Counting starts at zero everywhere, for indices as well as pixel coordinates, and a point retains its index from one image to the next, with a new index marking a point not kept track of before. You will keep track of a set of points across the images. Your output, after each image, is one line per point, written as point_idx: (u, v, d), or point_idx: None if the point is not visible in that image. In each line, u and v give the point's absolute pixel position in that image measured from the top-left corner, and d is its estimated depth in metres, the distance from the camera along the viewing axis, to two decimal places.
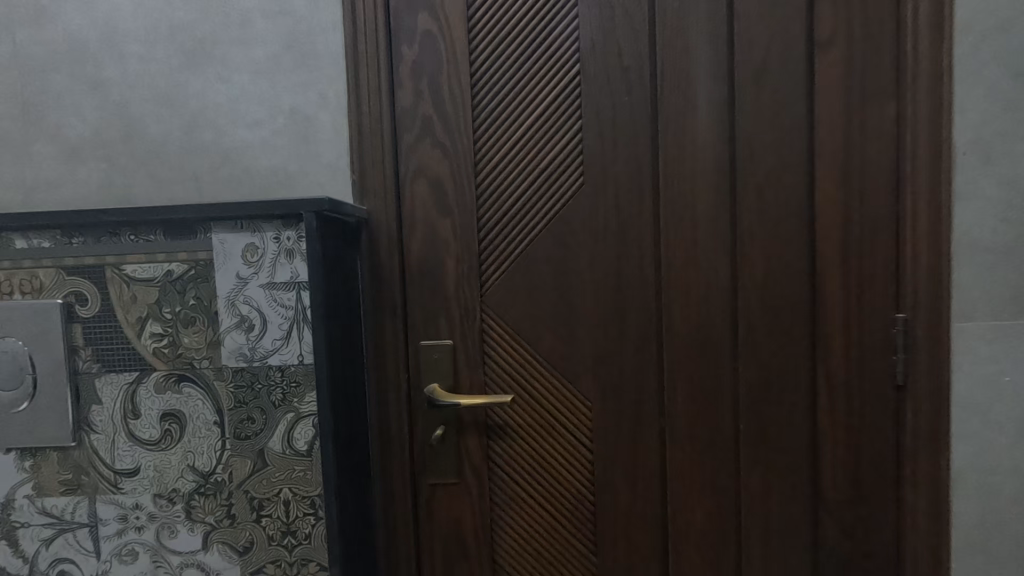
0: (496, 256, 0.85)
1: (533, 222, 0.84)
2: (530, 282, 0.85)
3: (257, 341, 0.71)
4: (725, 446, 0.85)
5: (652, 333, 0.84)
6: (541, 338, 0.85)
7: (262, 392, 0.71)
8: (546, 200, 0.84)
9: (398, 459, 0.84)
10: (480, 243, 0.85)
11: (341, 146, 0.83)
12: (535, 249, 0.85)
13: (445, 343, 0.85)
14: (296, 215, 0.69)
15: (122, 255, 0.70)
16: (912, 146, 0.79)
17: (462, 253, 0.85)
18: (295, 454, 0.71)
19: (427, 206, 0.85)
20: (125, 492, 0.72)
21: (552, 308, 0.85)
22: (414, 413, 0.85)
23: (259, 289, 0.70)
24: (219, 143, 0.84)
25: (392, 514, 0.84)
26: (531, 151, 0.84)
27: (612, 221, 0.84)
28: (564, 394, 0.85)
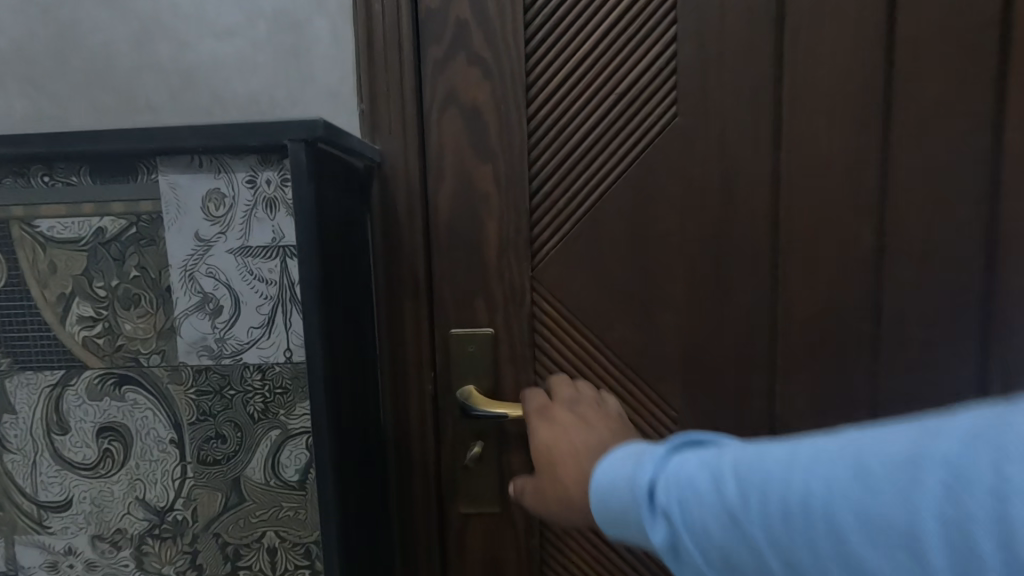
0: (553, 216, 0.63)
1: (605, 168, 0.62)
2: (598, 251, 0.63)
3: (226, 329, 0.50)
4: None
5: (763, 322, 0.62)
6: (611, 325, 0.64)
7: (235, 401, 0.51)
8: (622, 140, 0.62)
9: (421, 482, 0.64)
10: (533, 198, 0.63)
11: (345, 64, 0.61)
12: (606, 206, 0.62)
13: (484, 332, 0.64)
14: (278, 149, 0.48)
15: (33, 206, 0.49)
16: None
17: (508, 211, 0.63)
18: (282, 487, 0.51)
19: (461, 147, 0.63)
20: (54, 532, 0.53)
21: (628, 287, 0.63)
22: (443, 423, 0.65)
23: (227, 256, 0.49)
24: (180, 60, 0.62)
25: (413, 553, 0.65)
26: (605, 70, 0.61)
27: (714, 168, 0.61)
28: (640, 399, 0.64)
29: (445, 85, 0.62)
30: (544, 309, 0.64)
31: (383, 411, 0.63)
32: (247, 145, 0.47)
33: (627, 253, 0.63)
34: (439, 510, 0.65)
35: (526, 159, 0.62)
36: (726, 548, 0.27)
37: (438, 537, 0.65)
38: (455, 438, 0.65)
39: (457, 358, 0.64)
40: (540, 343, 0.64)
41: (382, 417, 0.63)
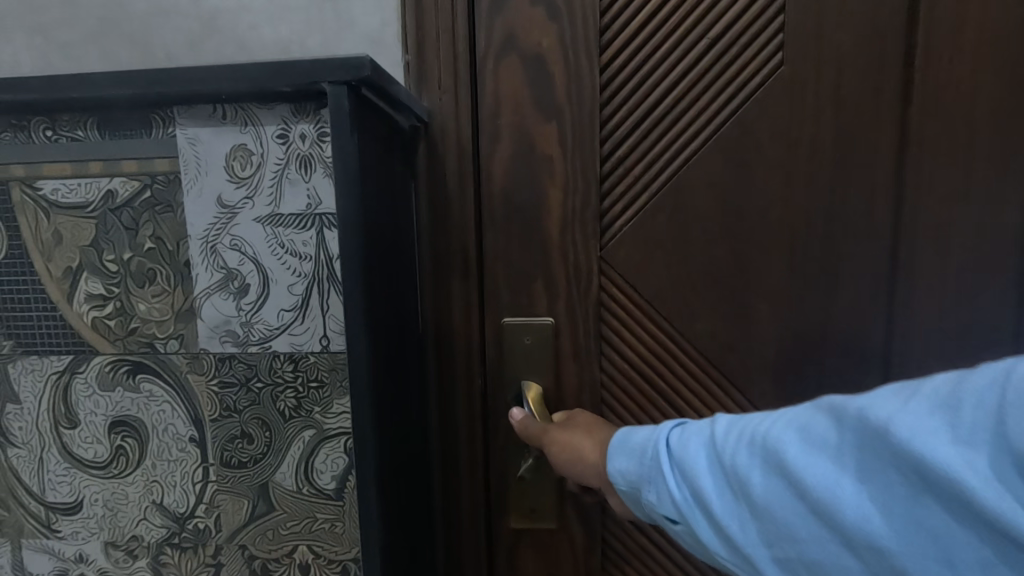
0: (629, 185, 0.54)
1: (692, 129, 0.53)
2: (679, 227, 0.54)
3: (252, 312, 0.43)
4: None
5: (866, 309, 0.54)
6: (692, 316, 0.56)
7: (263, 396, 0.44)
8: (714, 96, 0.53)
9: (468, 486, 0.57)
10: (605, 164, 0.54)
11: (388, 5, 0.52)
12: (691, 181, 0.54)
13: (542, 322, 0.56)
14: (315, 95, 0.40)
15: (34, 165, 0.42)
16: None
17: (575, 181, 0.54)
18: (316, 496, 0.44)
19: (519, 103, 0.54)
20: (63, 537, 0.47)
21: (713, 270, 0.55)
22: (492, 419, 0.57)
23: (254, 225, 0.42)
24: (201, 4, 0.54)
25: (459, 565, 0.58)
26: (696, 11, 0.52)
27: (818, 131, 0.52)
28: (723, 400, 0.56)
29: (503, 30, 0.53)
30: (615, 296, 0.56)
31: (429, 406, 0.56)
32: (276, 91, 0.39)
33: (713, 232, 0.54)
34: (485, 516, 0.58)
35: (598, 121, 0.54)
36: (721, 478, 0.32)
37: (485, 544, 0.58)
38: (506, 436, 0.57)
39: (509, 353, 0.56)
40: (609, 336, 0.56)
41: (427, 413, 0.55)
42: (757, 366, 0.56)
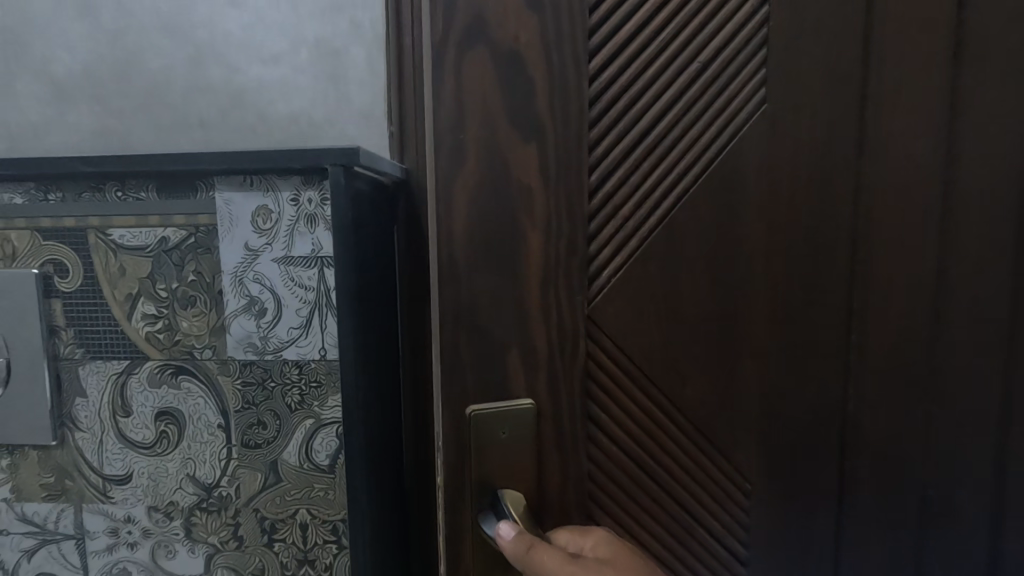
0: (616, 233, 0.55)
1: (677, 179, 0.56)
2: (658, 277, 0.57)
3: (269, 329, 0.57)
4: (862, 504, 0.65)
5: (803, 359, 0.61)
6: (670, 364, 0.58)
7: (275, 392, 0.57)
8: (696, 149, 0.56)
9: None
10: (594, 209, 0.54)
11: (377, 89, 0.68)
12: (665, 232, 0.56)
13: (520, 406, 0.55)
14: (319, 171, 0.54)
15: (107, 217, 0.56)
16: None
17: (559, 226, 0.53)
18: (315, 470, 0.58)
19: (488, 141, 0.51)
20: (115, 501, 0.60)
21: (687, 319, 0.58)
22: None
23: (272, 264, 0.56)
24: (229, 83, 0.69)
25: (428, 519, 0.76)
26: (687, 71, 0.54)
27: (762, 179, 0.58)
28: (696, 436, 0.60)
29: (476, 41, 0.49)
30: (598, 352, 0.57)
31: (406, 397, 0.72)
32: (292, 168, 0.53)
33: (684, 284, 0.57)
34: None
35: (584, 164, 0.53)
36: None
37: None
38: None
39: (485, 442, 0.54)
40: (588, 391, 0.57)
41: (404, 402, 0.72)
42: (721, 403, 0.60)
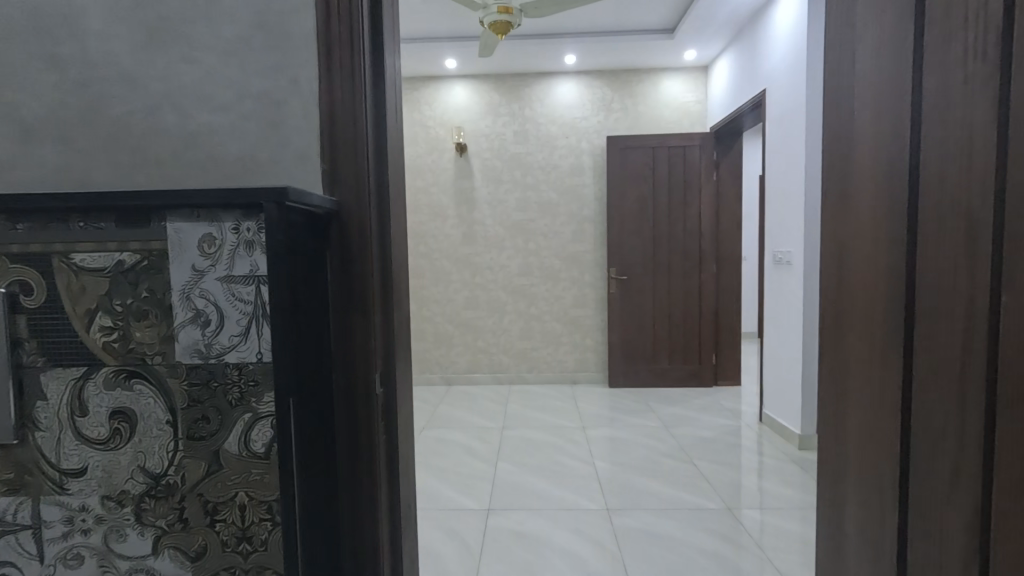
0: (870, 189, 0.79)
1: (874, 137, 0.78)
2: (868, 215, 0.80)
3: (213, 337, 0.67)
4: (869, 402, 0.81)
5: (885, 266, 0.76)
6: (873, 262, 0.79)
7: (217, 391, 0.67)
8: (878, 117, 0.77)
9: (363, 449, 0.84)
10: (869, 178, 0.79)
11: (311, 133, 0.80)
12: (843, 255, 0.86)
13: None
14: (257, 206, 0.65)
15: (71, 243, 0.66)
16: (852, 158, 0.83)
17: (870, 183, 0.79)
18: (253, 457, 0.68)
19: (868, 133, 0.79)
20: (71, 493, 0.68)
21: (864, 235, 0.81)
22: (379, 401, 0.85)
23: (216, 282, 0.66)
24: (184, 127, 0.80)
25: (358, 509, 0.84)
26: (872, 84, 0.78)
27: (884, 131, 0.75)
28: (867, 384, 0.81)
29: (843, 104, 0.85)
30: (985, 313, 0.61)
31: (336, 392, 0.83)
32: (231, 203, 0.64)
33: (870, 255, 0.80)
34: (372, 470, 0.84)
35: (862, 144, 0.80)
36: None
37: (376, 490, 0.85)
38: (387, 408, 0.88)
39: None
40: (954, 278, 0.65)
41: (335, 397, 0.83)
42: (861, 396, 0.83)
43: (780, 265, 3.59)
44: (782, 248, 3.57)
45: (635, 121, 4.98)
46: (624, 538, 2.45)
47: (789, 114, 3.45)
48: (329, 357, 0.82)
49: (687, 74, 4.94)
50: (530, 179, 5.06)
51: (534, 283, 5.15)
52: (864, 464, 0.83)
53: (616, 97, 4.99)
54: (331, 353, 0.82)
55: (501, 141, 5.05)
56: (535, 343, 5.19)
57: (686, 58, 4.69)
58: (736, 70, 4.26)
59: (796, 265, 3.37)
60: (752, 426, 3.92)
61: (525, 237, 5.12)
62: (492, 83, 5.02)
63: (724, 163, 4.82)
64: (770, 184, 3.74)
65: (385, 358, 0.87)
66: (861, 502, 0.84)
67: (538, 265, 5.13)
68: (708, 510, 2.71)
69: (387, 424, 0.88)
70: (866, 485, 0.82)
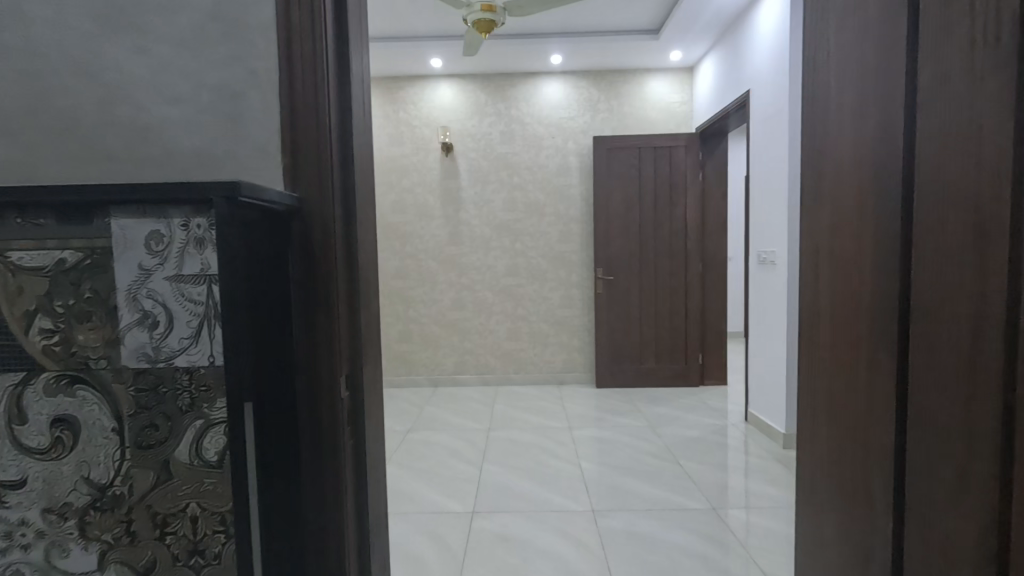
0: (851, 182, 0.77)
1: (855, 129, 0.76)
2: (849, 208, 0.78)
3: (161, 340, 0.63)
4: (854, 399, 0.78)
5: (868, 259, 0.74)
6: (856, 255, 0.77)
7: (166, 397, 0.64)
8: (860, 108, 0.75)
9: (328, 455, 0.80)
10: (849, 171, 0.77)
11: (271, 127, 0.76)
12: (821, 252, 0.85)
13: None
14: (206, 202, 0.62)
15: (7, 241, 0.62)
16: (831, 153, 0.82)
17: (851, 176, 0.77)
18: (204, 466, 0.64)
19: (848, 126, 0.77)
20: (10, 506, 0.64)
21: (845, 229, 0.79)
22: (344, 406, 0.82)
23: (164, 282, 0.63)
24: (136, 120, 0.76)
25: (324, 518, 0.81)
26: (855, 76, 0.76)
27: (866, 122, 0.73)
28: (851, 381, 0.79)
29: (822, 99, 0.84)
30: (976, 303, 0.58)
31: (298, 396, 0.79)
32: (178, 199, 0.60)
33: (852, 249, 0.77)
34: (338, 476, 0.81)
35: (843, 137, 0.78)
36: None
37: (343, 498, 0.81)
38: (353, 413, 0.84)
39: None
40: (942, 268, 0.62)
41: (297, 401, 0.79)
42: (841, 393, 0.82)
43: (765, 264, 3.61)
44: (766, 247, 3.59)
45: (621, 121, 4.98)
46: (610, 540, 2.43)
47: (774, 114, 3.46)
48: (291, 360, 0.79)
49: (673, 75, 4.95)
50: (516, 179, 5.03)
51: (521, 283, 5.13)
52: (847, 463, 0.80)
53: (603, 97, 4.99)
54: (294, 356, 0.79)
55: (488, 141, 5.02)
56: (522, 343, 5.16)
57: (672, 59, 4.70)
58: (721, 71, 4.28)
59: (781, 264, 3.39)
60: (737, 426, 3.93)
61: (512, 237, 5.09)
62: (479, 83, 4.99)
63: (709, 163, 4.84)
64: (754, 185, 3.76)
65: (350, 361, 0.83)
66: (843, 501, 0.82)
67: (525, 265, 5.11)
68: (693, 511, 2.71)
69: (353, 429, 0.85)
70: (848, 485, 0.80)
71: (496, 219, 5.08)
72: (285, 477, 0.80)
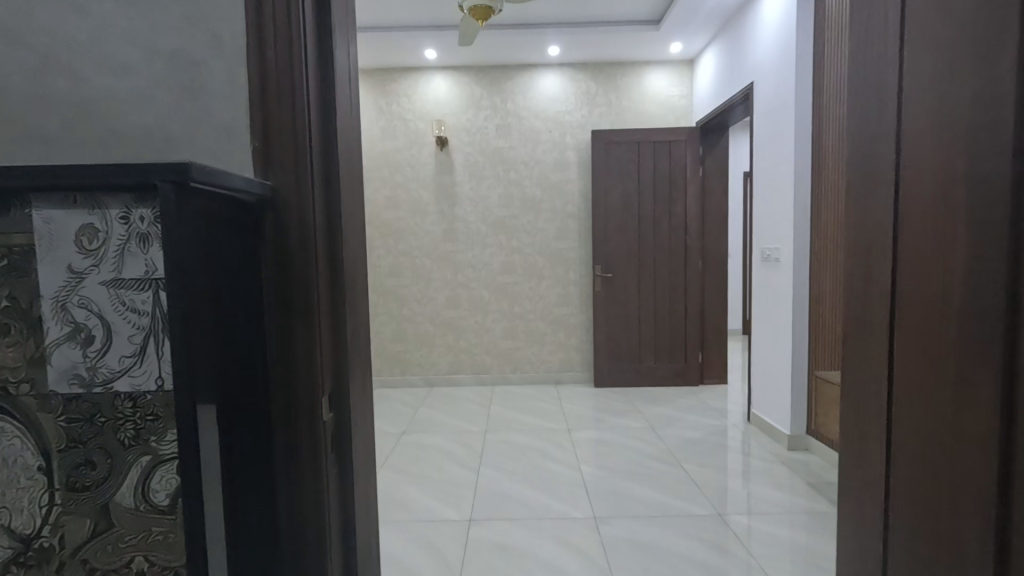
0: (906, 164, 0.66)
1: (913, 101, 0.64)
2: (904, 194, 0.66)
3: (97, 359, 0.52)
4: (907, 417, 0.67)
5: (931, 253, 0.62)
6: (913, 249, 0.65)
7: (105, 428, 0.52)
8: (919, 76, 0.63)
9: (308, 486, 0.69)
10: (904, 150, 0.66)
11: (237, 102, 0.65)
12: (867, 252, 0.74)
13: None
14: (152, 189, 0.50)
15: None
16: (879, 132, 0.70)
17: (908, 157, 0.65)
18: (153, 511, 0.53)
19: (903, 99, 0.66)
20: None
21: (898, 219, 0.67)
22: (327, 428, 0.70)
23: (100, 287, 0.51)
24: (75, 93, 0.64)
25: (303, 559, 0.69)
26: (910, 40, 0.65)
27: (929, 91, 0.62)
28: (905, 396, 0.67)
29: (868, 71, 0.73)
30: None
31: (271, 420, 0.68)
32: (115, 184, 0.49)
33: (909, 241, 0.66)
34: (318, 510, 0.69)
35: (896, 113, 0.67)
36: None
37: (325, 535, 0.70)
38: (337, 435, 0.73)
39: None
40: None
41: (270, 425, 0.68)
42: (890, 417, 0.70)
43: (768, 262, 3.52)
44: (770, 244, 3.50)
45: (620, 116, 4.87)
46: (613, 549, 2.33)
47: (778, 107, 3.36)
48: (263, 378, 0.67)
49: (672, 68, 4.85)
50: (512, 175, 4.91)
51: (518, 281, 5.02)
52: (898, 490, 0.69)
53: (601, 91, 4.88)
54: (266, 373, 0.67)
55: (483, 135, 4.89)
56: (518, 342, 5.06)
57: (672, 51, 4.59)
58: (722, 63, 4.17)
59: (785, 262, 3.30)
60: (739, 426, 3.84)
61: (508, 234, 4.98)
62: (474, 76, 4.86)
63: (709, 158, 4.74)
64: (757, 180, 3.66)
65: (333, 378, 0.72)
66: (892, 534, 0.71)
67: (522, 263, 4.99)
68: (698, 517, 2.61)
69: (338, 456, 0.73)
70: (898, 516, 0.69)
71: (491, 215, 4.96)
72: (257, 514, 0.68)
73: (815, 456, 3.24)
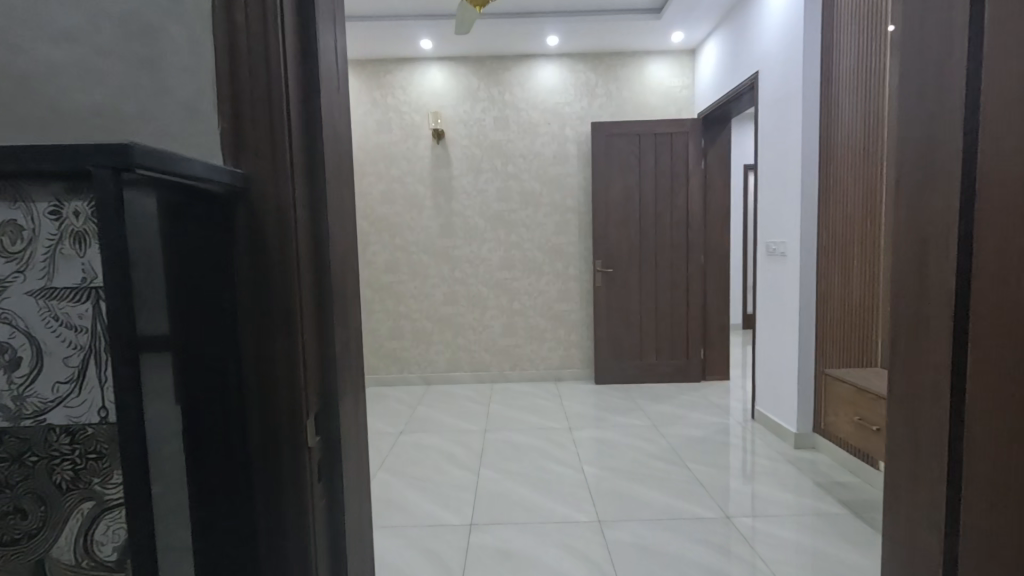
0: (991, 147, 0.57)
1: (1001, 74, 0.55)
2: (987, 182, 0.57)
3: (24, 386, 0.42)
4: (984, 438, 0.59)
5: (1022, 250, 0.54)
6: (998, 246, 0.56)
7: (37, 470, 0.43)
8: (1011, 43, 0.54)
9: (291, 524, 0.59)
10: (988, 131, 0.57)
11: (202, 76, 0.55)
12: (935, 248, 0.65)
13: None
14: (86, 177, 0.41)
15: None
16: (953, 111, 0.62)
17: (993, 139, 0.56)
18: (98, 567, 0.44)
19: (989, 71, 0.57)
20: None
21: (979, 211, 0.58)
22: (313, 455, 0.60)
23: (26, 299, 0.42)
24: (9, 66, 0.54)
25: None
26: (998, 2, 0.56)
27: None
28: (984, 414, 0.59)
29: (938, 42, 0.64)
30: None
31: (249, 448, 0.58)
32: (39, 172, 0.39)
33: (993, 236, 0.57)
34: (304, 551, 0.59)
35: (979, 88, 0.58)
36: None
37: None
38: (326, 461, 0.63)
39: None
40: None
41: (249, 454, 0.58)
42: (965, 438, 0.61)
43: (774, 256, 3.44)
44: (776, 238, 3.42)
45: (620, 107, 4.77)
46: (619, 554, 2.26)
47: (784, 97, 3.27)
48: (238, 400, 0.58)
49: (674, 59, 4.75)
50: (511, 168, 4.81)
51: (517, 277, 4.93)
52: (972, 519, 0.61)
53: (601, 82, 4.77)
54: (242, 395, 0.58)
55: (481, 128, 4.79)
56: (518, 339, 4.98)
57: (674, 41, 4.49)
58: (725, 53, 4.08)
59: (791, 256, 3.23)
60: (744, 424, 3.77)
61: (506, 229, 4.88)
62: (471, 67, 4.75)
63: (712, 151, 4.66)
64: (762, 172, 3.58)
65: (318, 398, 0.62)
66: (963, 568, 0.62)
67: (521, 258, 4.90)
68: (705, 519, 2.54)
69: (326, 487, 0.63)
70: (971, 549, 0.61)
71: (489, 210, 4.86)
72: (234, 555, 0.59)
73: (822, 455, 3.18)
